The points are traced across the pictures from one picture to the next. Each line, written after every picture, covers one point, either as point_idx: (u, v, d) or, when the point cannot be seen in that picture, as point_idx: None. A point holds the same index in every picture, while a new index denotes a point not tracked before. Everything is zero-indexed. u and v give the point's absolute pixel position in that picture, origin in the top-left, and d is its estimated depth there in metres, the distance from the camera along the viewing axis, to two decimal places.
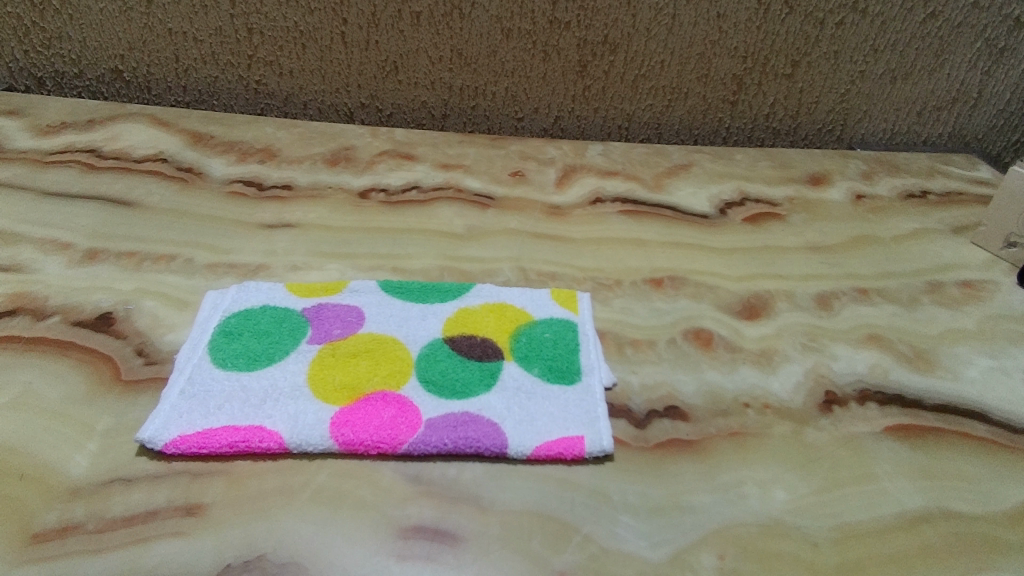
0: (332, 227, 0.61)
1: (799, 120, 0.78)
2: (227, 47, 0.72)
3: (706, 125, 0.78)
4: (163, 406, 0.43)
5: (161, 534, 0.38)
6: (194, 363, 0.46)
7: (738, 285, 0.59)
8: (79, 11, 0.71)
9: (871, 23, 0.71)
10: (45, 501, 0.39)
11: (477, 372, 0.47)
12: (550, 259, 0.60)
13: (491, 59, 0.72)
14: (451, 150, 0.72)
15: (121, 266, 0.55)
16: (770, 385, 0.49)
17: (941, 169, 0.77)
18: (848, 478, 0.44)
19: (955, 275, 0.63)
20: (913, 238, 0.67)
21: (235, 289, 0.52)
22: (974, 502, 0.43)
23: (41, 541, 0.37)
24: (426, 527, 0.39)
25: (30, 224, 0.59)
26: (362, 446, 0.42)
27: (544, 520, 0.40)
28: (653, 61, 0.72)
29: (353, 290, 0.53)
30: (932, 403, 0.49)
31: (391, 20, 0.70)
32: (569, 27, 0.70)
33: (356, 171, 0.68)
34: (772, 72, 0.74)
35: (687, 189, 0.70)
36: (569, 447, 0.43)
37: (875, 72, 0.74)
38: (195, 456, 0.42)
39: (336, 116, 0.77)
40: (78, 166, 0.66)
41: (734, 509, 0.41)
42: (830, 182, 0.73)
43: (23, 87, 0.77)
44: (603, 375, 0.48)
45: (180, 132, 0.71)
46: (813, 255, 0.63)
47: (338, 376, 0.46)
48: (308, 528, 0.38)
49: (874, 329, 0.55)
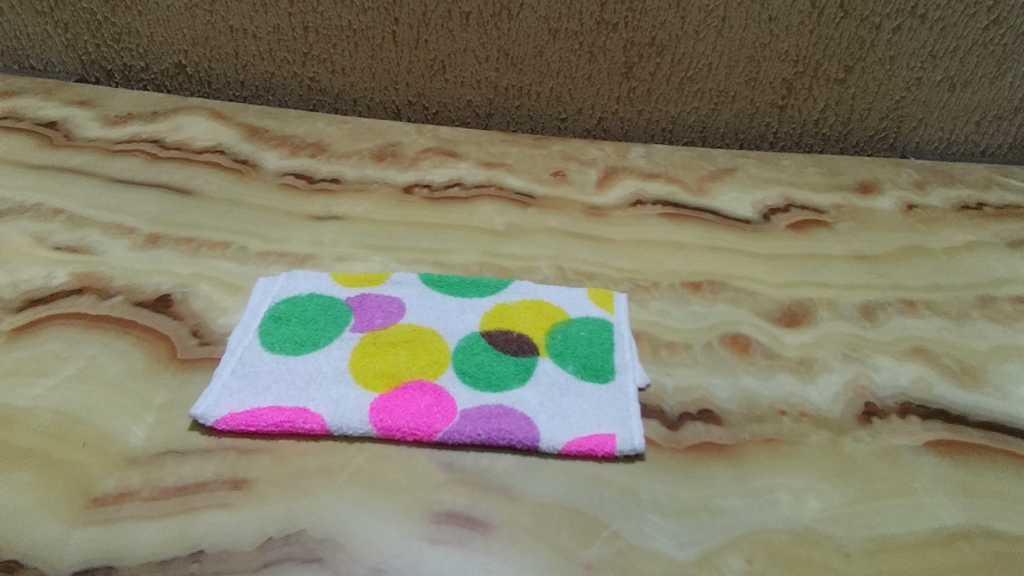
0: (377, 221, 0.63)
1: (850, 126, 0.76)
2: (284, 44, 0.75)
3: (753, 130, 0.77)
4: (215, 384, 0.46)
5: (209, 504, 0.40)
6: (245, 345, 0.48)
7: (778, 292, 0.58)
8: (147, 8, 0.74)
9: (930, 29, 0.69)
10: (104, 468, 0.42)
11: (512, 366, 0.48)
12: (587, 259, 0.60)
13: (537, 60, 0.73)
14: (495, 148, 0.73)
15: (179, 251, 0.58)
16: (807, 394, 0.49)
17: (998, 181, 0.74)
18: (884, 491, 0.43)
19: (1009, 291, 0.61)
20: (966, 251, 0.65)
21: (284, 276, 0.54)
22: (1018, 523, 0.42)
23: (101, 505, 0.40)
24: (457, 514, 0.40)
25: (97, 209, 0.63)
26: (399, 432, 0.43)
27: (574, 514, 0.40)
28: (700, 63, 0.72)
29: (395, 281, 0.54)
30: (977, 420, 0.48)
31: (441, 20, 0.71)
32: (616, 28, 0.70)
33: (401, 167, 0.70)
34: (823, 77, 0.72)
35: (730, 193, 0.69)
36: (600, 444, 0.43)
37: (932, 79, 0.72)
38: (243, 433, 0.44)
39: (384, 113, 0.79)
40: (142, 156, 0.70)
41: (765, 515, 0.41)
42: (880, 190, 0.72)
43: (93, 79, 0.81)
44: (637, 376, 0.48)
45: (236, 125, 0.74)
46: (858, 265, 0.62)
47: (378, 363, 0.47)
48: (346, 508, 0.40)
49: (919, 342, 0.54)
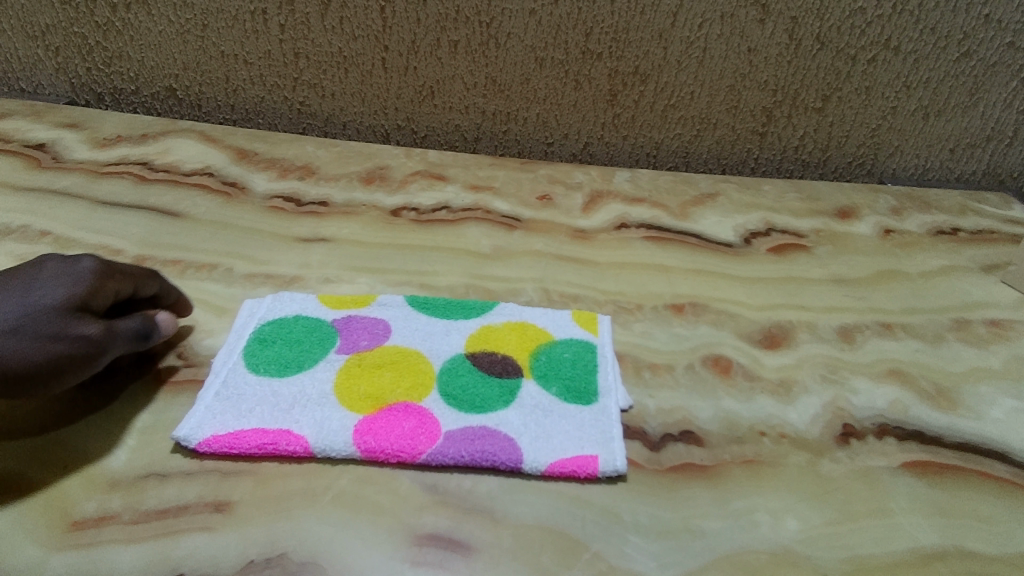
0: (364, 243, 0.64)
1: (829, 153, 0.78)
2: (275, 69, 0.76)
3: (734, 156, 0.79)
4: (199, 406, 0.46)
5: (190, 527, 0.40)
6: (230, 367, 0.48)
7: (758, 314, 0.59)
8: (139, 33, 0.75)
9: (904, 60, 0.71)
10: (86, 491, 0.42)
11: (496, 388, 0.48)
12: (573, 281, 0.61)
13: (524, 87, 0.75)
14: (482, 172, 0.75)
15: (166, 273, 0.58)
16: (787, 416, 0.50)
17: (972, 207, 0.77)
18: (862, 511, 0.44)
19: (982, 314, 0.62)
20: (941, 275, 0.66)
21: (271, 298, 0.54)
22: (992, 543, 0.43)
23: (81, 528, 0.40)
24: (440, 536, 0.40)
25: (84, 230, 0.63)
26: (383, 454, 0.44)
27: (556, 536, 0.41)
28: (683, 92, 0.74)
29: (381, 303, 0.55)
30: (953, 441, 0.49)
31: (430, 48, 0.73)
32: (601, 57, 0.72)
33: (389, 190, 0.71)
34: (801, 106, 0.75)
35: (712, 218, 0.71)
36: (583, 465, 0.44)
37: (906, 108, 0.75)
38: (226, 456, 0.44)
39: (373, 137, 0.80)
40: (131, 178, 0.70)
41: (746, 536, 0.42)
42: (858, 215, 0.73)
43: (83, 101, 0.82)
44: (620, 397, 0.49)
45: (226, 148, 0.75)
46: (837, 288, 0.63)
47: (363, 386, 0.47)
48: (328, 530, 0.40)
49: (897, 364, 0.55)
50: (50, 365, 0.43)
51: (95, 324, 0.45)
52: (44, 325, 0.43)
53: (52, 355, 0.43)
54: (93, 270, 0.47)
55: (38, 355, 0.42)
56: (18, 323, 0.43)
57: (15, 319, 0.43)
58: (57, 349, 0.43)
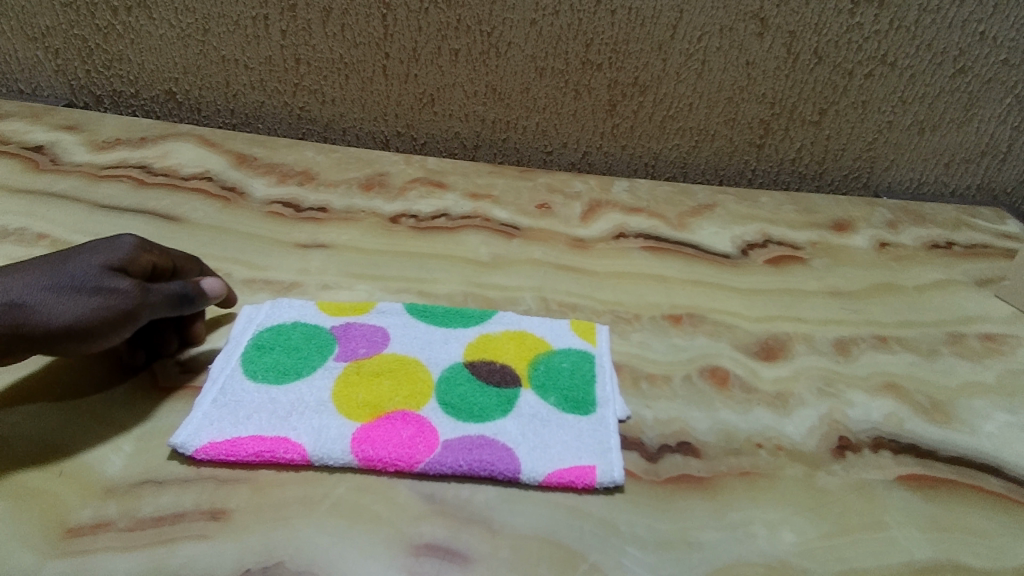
0: (363, 250, 0.64)
1: (826, 166, 0.79)
2: (275, 75, 0.76)
3: (731, 167, 0.79)
4: (196, 413, 0.46)
5: (186, 535, 0.40)
6: (227, 374, 0.48)
7: (755, 326, 0.59)
8: (139, 36, 0.75)
9: (900, 75, 0.72)
10: (81, 498, 0.41)
11: (494, 397, 0.48)
12: (571, 290, 0.61)
13: (524, 96, 0.75)
14: (481, 180, 0.75)
15: None
16: (784, 428, 0.50)
17: (967, 221, 0.77)
18: (857, 525, 0.44)
19: (976, 328, 0.63)
20: (936, 289, 0.67)
21: (269, 304, 0.54)
22: (986, 557, 0.43)
23: (76, 536, 0.39)
24: (437, 546, 0.40)
25: (81, 234, 0.63)
26: (380, 463, 0.43)
27: (554, 547, 0.41)
28: (682, 103, 0.74)
29: (379, 311, 0.55)
30: (947, 455, 0.49)
31: (430, 56, 0.73)
32: (601, 68, 0.73)
33: (388, 197, 0.71)
34: (799, 118, 0.75)
35: (710, 228, 0.71)
36: (581, 476, 0.44)
37: (902, 122, 0.75)
38: (222, 463, 0.44)
39: (372, 143, 0.80)
40: (130, 182, 0.70)
41: (742, 548, 0.42)
42: (855, 228, 0.74)
43: (82, 103, 0.82)
44: (618, 408, 0.49)
45: (225, 152, 0.75)
46: (833, 301, 0.64)
47: (361, 394, 0.47)
48: (324, 539, 0.40)
49: (892, 377, 0.56)
50: (88, 320, 0.43)
51: (129, 281, 0.45)
52: (79, 282, 0.43)
53: (90, 310, 0.43)
54: (130, 239, 0.48)
55: (77, 310, 0.43)
56: (58, 281, 0.44)
57: (53, 277, 0.44)
58: (94, 304, 0.43)
